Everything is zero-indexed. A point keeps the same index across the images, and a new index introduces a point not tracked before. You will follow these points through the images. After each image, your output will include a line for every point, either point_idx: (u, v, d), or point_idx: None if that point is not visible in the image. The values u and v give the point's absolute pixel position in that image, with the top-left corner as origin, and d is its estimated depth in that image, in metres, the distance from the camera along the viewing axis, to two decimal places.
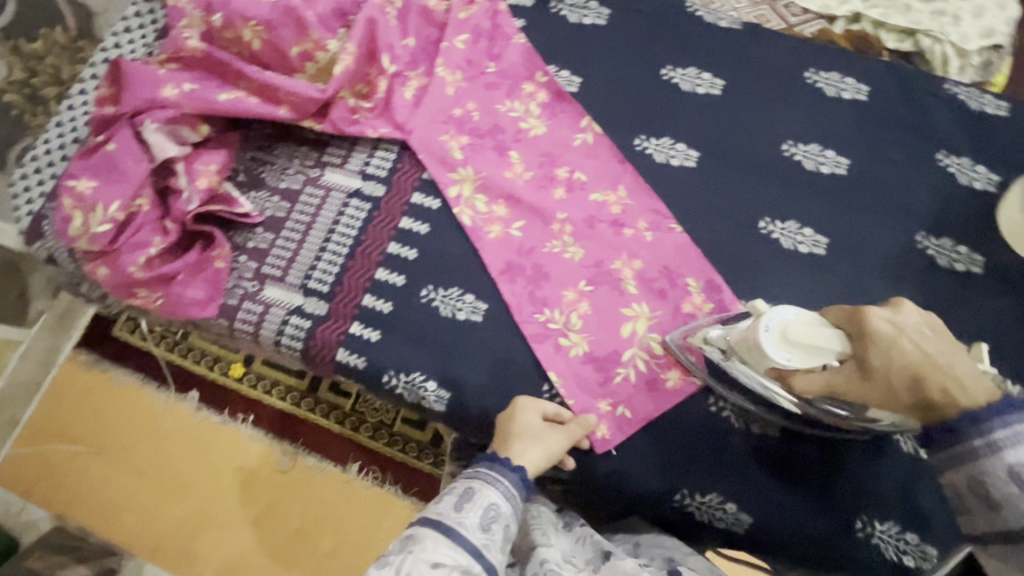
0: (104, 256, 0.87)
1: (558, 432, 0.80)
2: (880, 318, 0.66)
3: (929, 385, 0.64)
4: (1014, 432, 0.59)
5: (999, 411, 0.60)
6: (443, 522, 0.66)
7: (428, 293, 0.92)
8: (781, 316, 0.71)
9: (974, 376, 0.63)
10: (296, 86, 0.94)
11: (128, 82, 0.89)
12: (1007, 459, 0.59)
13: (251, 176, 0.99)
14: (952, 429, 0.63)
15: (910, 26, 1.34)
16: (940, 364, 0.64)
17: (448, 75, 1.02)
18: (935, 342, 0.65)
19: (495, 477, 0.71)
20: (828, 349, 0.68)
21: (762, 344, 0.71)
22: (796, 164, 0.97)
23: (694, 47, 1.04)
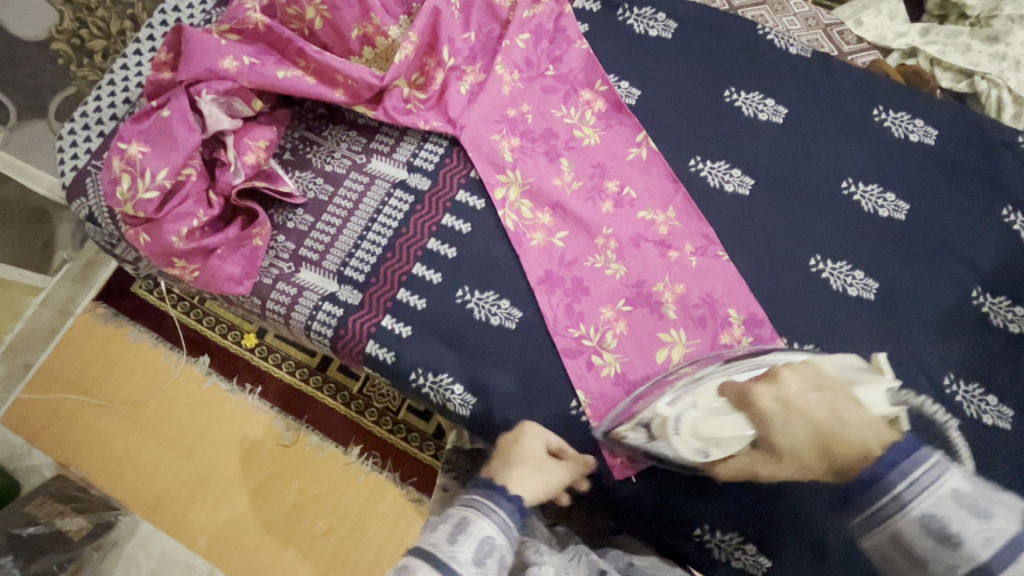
0: (148, 223, 0.85)
1: (557, 466, 0.73)
2: (764, 396, 0.64)
3: (835, 452, 0.59)
4: (910, 479, 0.52)
5: (892, 463, 0.54)
6: (433, 556, 0.52)
7: (463, 294, 0.91)
8: (688, 413, 0.70)
9: (866, 425, 0.58)
10: (354, 70, 0.92)
11: (187, 50, 0.87)
12: (913, 513, 0.52)
13: (298, 156, 0.98)
14: (858, 490, 0.56)
15: (969, 67, 1.31)
16: (834, 429, 0.59)
17: (506, 74, 1.00)
18: (821, 405, 0.61)
19: (491, 506, 0.58)
20: (739, 437, 0.66)
21: (680, 446, 0.70)
22: (854, 204, 0.94)
23: (758, 70, 1.01)
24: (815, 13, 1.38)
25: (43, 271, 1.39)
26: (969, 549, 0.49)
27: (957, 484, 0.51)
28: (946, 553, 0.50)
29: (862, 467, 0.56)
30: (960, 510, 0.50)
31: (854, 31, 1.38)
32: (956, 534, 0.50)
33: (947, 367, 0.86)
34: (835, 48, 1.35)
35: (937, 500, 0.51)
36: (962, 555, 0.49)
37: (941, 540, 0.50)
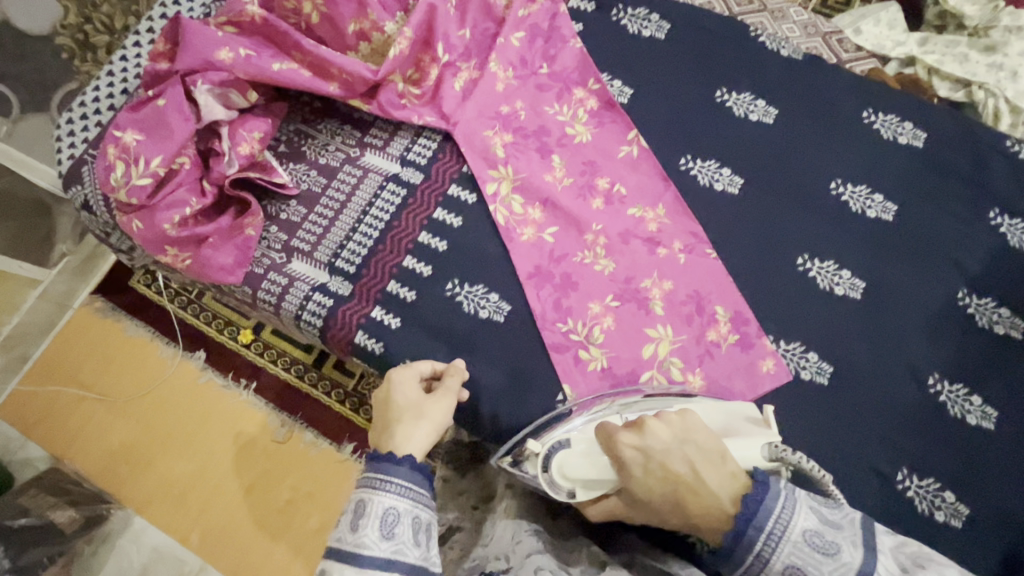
0: (140, 210, 0.85)
1: (437, 399, 0.74)
2: (628, 446, 0.63)
3: (691, 509, 0.60)
4: (768, 532, 0.56)
5: (749, 519, 0.56)
6: (344, 551, 0.58)
7: (453, 287, 0.92)
8: (558, 453, 0.72)
9: (723, 483, 0.60)
10: (349, 64, 0.92)
11: (184, 40, 0.87)
12: (778, 565, 0.55)
13: (292, 148, 0.99)
14: (723, 548, 0.59)
15: (966, 76, 1.32)
16: (693, 486, 0.60)
17: (500, 71, 1.01)
18: (682, 461, 0.61)
19: (382, 481, 0.62)
20: (602, 479, 0.68)
21: (547, 484, 0.72)
22: (842, 205, 0.94)
23: (751, 72, 1.02)
24: (815, 21, 1.40)
25: (42, 264, 1.38)
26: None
27: (806, 526, 0.56)
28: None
29: (722, 523, 0.59)
30: (812, 552, 0.55)
31: (852, 39, 1.40)
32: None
33: (931, 367, 0.86)
34: (834, 55, 1.37)
35: (794, 547, 0.55)
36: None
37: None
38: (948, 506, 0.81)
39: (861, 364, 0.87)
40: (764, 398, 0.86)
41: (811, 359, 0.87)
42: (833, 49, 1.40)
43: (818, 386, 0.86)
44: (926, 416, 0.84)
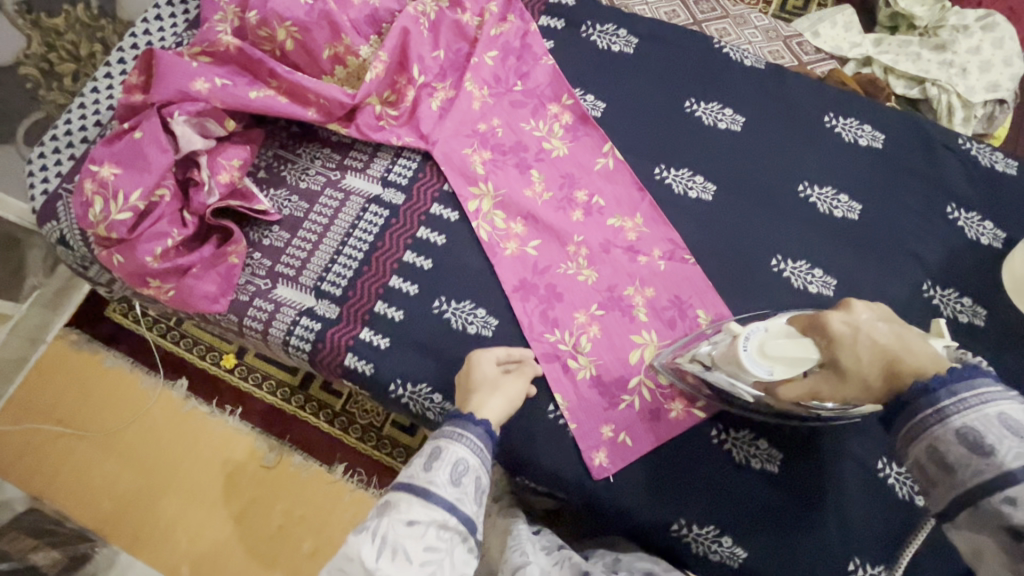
0: (120, 244, 0.83)
1: (512, 378, 0.83)
2: (840, 320, 0.64)
3: (903, 375, 0.62)
4: (960, 396, 0.58)
5: (945, 380, 0.59)
6: (416, 483, 0.66)
7: (440, 305, 0.93)
8: (757, 332, 0.69)
9: (930, 353, 0.62)
10: (326, 89, 0.93)
11: (159, 72, 0.86)
12: (954, 424, 0.57)
13: (272, 175, 0.99)
14: (904, 404, 0.61)
15: (919, 74, 1.40)
16: (901, 352, 0.62)
17: (475, 90, 1.03)
18: (890, 333, 0.63)
19: (459, 433, 0.71)
20: (809, 358, 0.64)
21: (744, 359, 0.68)
22: (810, 206, 0.98)
23: (719, 82, 1.06)
24: (774, 26, 1.46)
25: (15, 299, 1.35)
26: (998, 457, 0.54)
27: (1003, 409, 0.56)
28: (976, 458, 0.55)
29: (922, 382, 0.60)
30: (997, 425, 0.55)
31: (812, 42, 1.46)
32: (991, 444, 0.55)
33: None
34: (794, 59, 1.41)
35: (979, 415, 0.56)
36: (989, 461, 0.54)
37: (974, 446, 0.55)
38: None
39: None
40: None
41: None
42: (793, 53, 1.45)
43: None
44: None
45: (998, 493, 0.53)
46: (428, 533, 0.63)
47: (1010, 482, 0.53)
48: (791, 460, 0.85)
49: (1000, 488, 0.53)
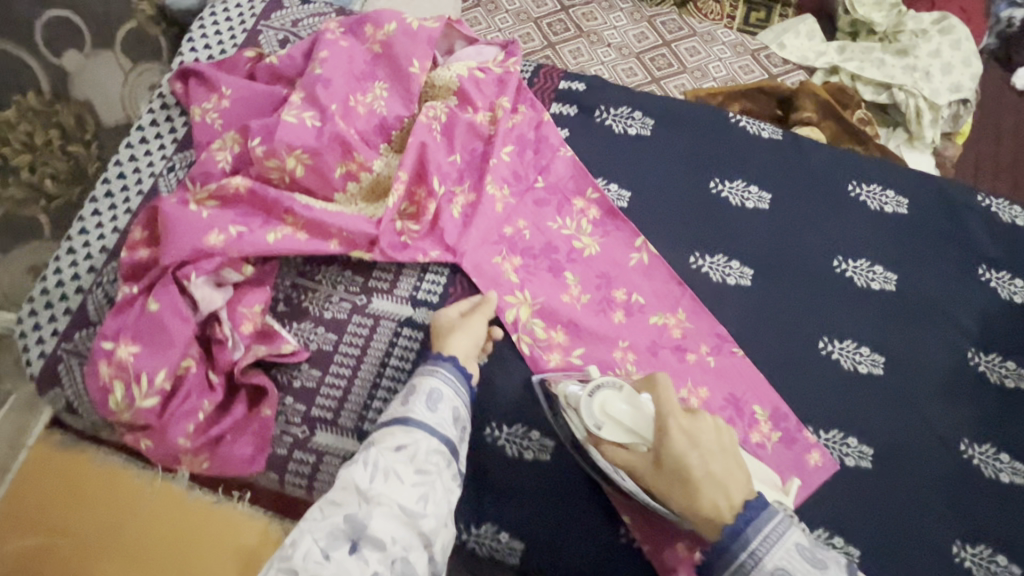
0: (149, 429, 0.77)
1: (476, 316, 0.88)
2: (677, 428, 0.72)
3: (701, 497, 0.69)
4: (761, 534, 0.66)
5: (748, 521, 0.67)
6: (398, 417, 0.75)
7: (492, 432, 0.89)
8: (606, 392, 0.79)
9: (736, 485, 0.70)
10: (350, 222, 0.88)
11: (169, 230, 0.80)
12: (768, 564, 0.65)
13: (293, 306, 0.92)
14: (721, 546, 0.68)
15: (885, 80, 1.65)
16: (715, 480, 0.70)
17: (497, 191, 0.99)
18: (717, 461, 0.71)
19: (433, 368, 0.80)
20: (636, 429, 0.77)
21: (586, 407, 0.79)
22: (847, 281, 0.98)
23: (741, 159, 1.04)
24: (742, 41, 1.70)
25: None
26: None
27: (798, 540, 0.66)
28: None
29: (725, 519, 0.68)
30: (800, 559, 0.65)
31: (779, 54, 1.70)
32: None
33: (960, 433, 0.90)
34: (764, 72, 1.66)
35: (784, 552, 0.65)
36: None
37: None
38: (1004, 570, 0.84)
39: (895, 439, 0.90)
40: (815, 493, 0.88)
41: (851, 444, 0.90)
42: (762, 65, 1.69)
43: (863, 471, 0.89)
44: (963, 481, 0.88)
45: None
46: (414, 456, 0.72)
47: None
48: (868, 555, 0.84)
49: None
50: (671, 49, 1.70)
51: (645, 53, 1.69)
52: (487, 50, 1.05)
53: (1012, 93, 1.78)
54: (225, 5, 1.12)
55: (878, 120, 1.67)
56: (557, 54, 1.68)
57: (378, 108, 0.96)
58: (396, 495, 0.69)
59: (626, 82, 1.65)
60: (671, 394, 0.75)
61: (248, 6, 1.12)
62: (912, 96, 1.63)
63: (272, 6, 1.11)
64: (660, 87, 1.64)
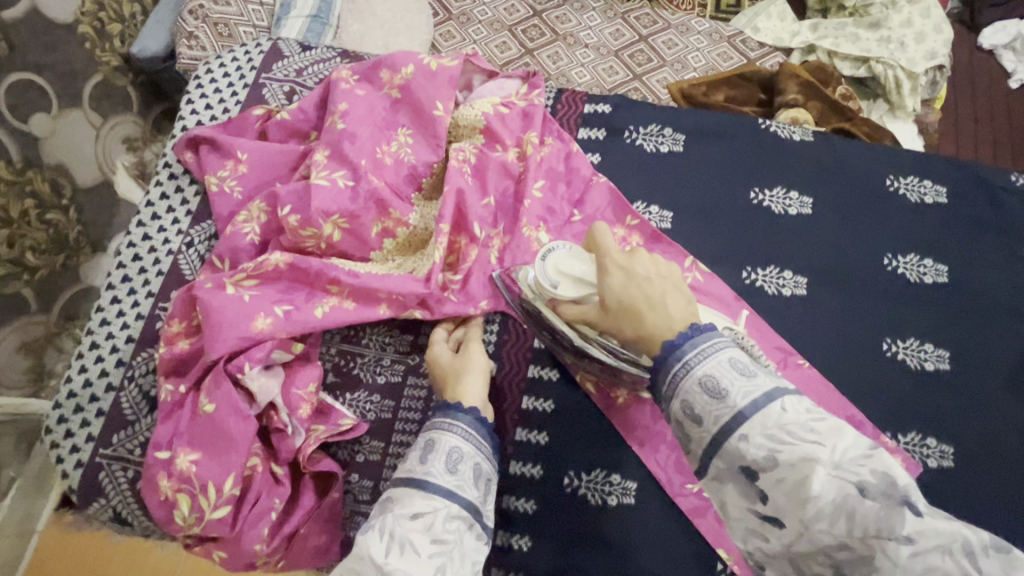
0: (220, 539, 0.72)
1: (475, 350, 0.81)
2: (613, 267, 0.67)
3: (646, 323, 0.62)
4: (698, 348, 0.57)
5: (688, 337, 0.58)
6: (413, 477, 0.64)
7: (571, 481, 0.85)
8: (557, 251, 0.78)
9: (682, 312, 0.61)
10: (398, 283, 0.83)
11: (211, 320, 0.74)
12: (698, 375, 0.55)
13: (342, 375, 0.86)
14: (659, 361, 0.59)
15: (862, 54, 1.65)
16: (654, 305, 0.62)
17: (533, 231, 0.94)
18: (657, 287, 0.64)
19: (450, 423, 0.69)
20: (589, 279, 0.75)
21: (541, 272, 0.78)
22: (900, 278, 0.97)
23: (778, 167, 1.03)
24: (717, 29, 1.69)
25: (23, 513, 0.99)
26: (731, 399, 0.53)
27: (735, 354, 0.56)
28: (714, 404, 0.54)
29: (664, 337, 0.60)
30: (731, 371, 0.55)
31: (754, 38, 1.69)
32: (724, 387, 0.54)
33: None
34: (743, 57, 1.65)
35: (715, 363, 0.55)
36: (725, 405, 0.53)
37: (711, 392, 0.54)
38: None
39: (974, 434, 0.89)
40: None
41: (932, 445, 0.88)
42: (739, 50, 1.68)
43: (947, 471, 0.87)
44: None
45: (734, 434, 0.52)
46: (432, 522, 0.59)
47: (742, 420, 0.52)
48: None
49: (735, 428, 0.52)
50: (648, 43, 1.67)
51: (623, 50, 1.65)
52: (509, 83, 1.02)
53: (982, 53, 1.81)
54: (221, 62, 1.07)
55: (859, 93, 1.68)
56: (537, 60, 1.63)
57: (406, 156, 0.92)
58: (414, 569, 0.56)
59: (608, 82, 1.62)
60: (609, 238, 0.70)
61: (246, 59, 1.06)
62: (890, 68, 1.63)
63: (273, 57, 1.06)
64: (643, 83, 1.62)
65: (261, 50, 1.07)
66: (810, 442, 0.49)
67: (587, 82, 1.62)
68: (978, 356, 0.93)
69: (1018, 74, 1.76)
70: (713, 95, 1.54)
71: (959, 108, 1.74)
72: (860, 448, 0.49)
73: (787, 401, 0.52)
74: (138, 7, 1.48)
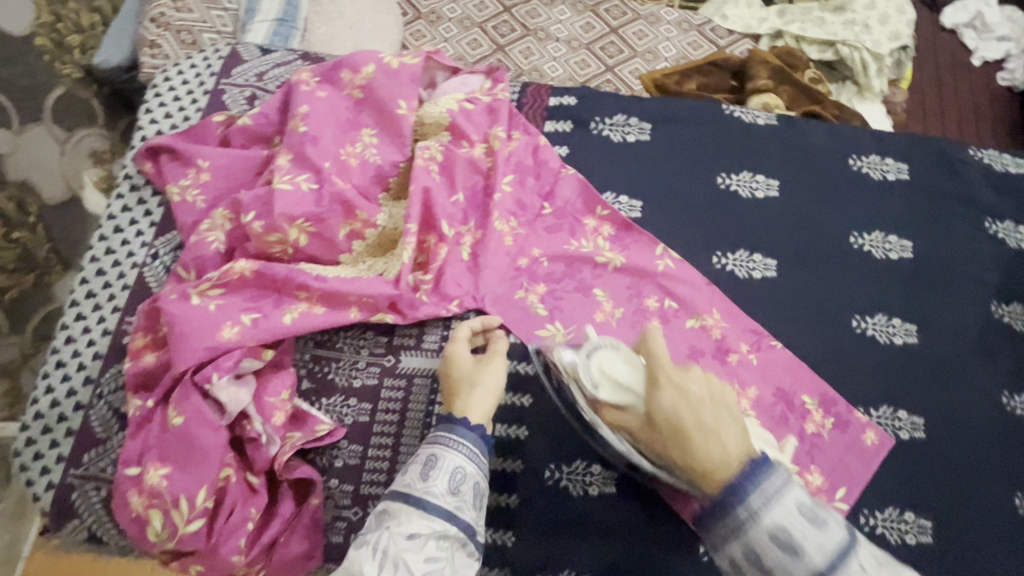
0: (197, 553, 0.71)
1: (495, 363, 0.80)
2: (665, 390, 0.63)
3: (699, 456, 0.58)
4: (762, 492, 0.54)
5: (749, 477, 0.55)
6: (413, 493, 0.65)
7: (552, 473, 0.85)
8: (602, 352, 0.73)
9: (738, 447, 0.57)
10: (368, 285, 0.82)
11: (176, 331, 0.73)
12: (767, 524, 0.53)
13: (318, 381, 0.85)
14: (717, 502, 0.56)
15: (829, 37, 1.67)
16: (704, 429, 0.59)
17: (504, 225, 0.95)
18: (709, 412, 0.60)
19: (456, 441, 0.70)
20: (634, 386, 0.70)
21: (582, 368, 0.72)
22: (866, 255, 0.98)
23: (744, 151, 1.04)
24: (686, 18, 1.69)
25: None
26: (808, 557, 0.51)
27: (799, 496, 0.54)
28: (789, 560, 0.52)
29: (721, 475, 0.56)
30: (803, 521, 0.52)
31: (723, 26, 1.70)
32: (799, 543, 0.52)
33: (1000, 386, 0.92)
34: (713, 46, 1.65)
35: (784, 511, 0.53)
36: (800, 562, 0.51)
37: (786, 548, 0.52)
38: None
39: (944, 404, 0.91)
40: (879, 472, 0.87)
41: (903, 417, 0.90)
42: (709, 39, 1.68)
43: (919, 442, 0.89)
44: (1012, 434, 0.90)
45: None
46: (428, 543, 0.61)
47: None
48: (940, 524, 0.85)
49: None
50: (619, 34, 1.67)
51: (594, 43, 1.66)
52: (472, 79, 1.02)
53: (945, 32, 1.85)
54: (179, 69, 1.05)
55: (828, 75, 1.70)
56: (508, 56, 1.63)
57: (371, 157, 0.91)
58: None
59: (581, 75, 1.62)
60: (660, 349, 0.67)
61: (204, 66, 1.05)
62: (856, 50, 1.66)
63: (232, 62, 1.05)
64: (616, 75, 1.62)
65: (220, 55, 1.06)
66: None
67: (559, 76, 1.61)
68: (944, 328, 0.95)
69: (980, 51, 1.80)
70: (685, 86, 1.55)
71: (925, 87, 1.77)
72: None
73: (859, 556, 0.51)
74: (97, 18, 1.45)
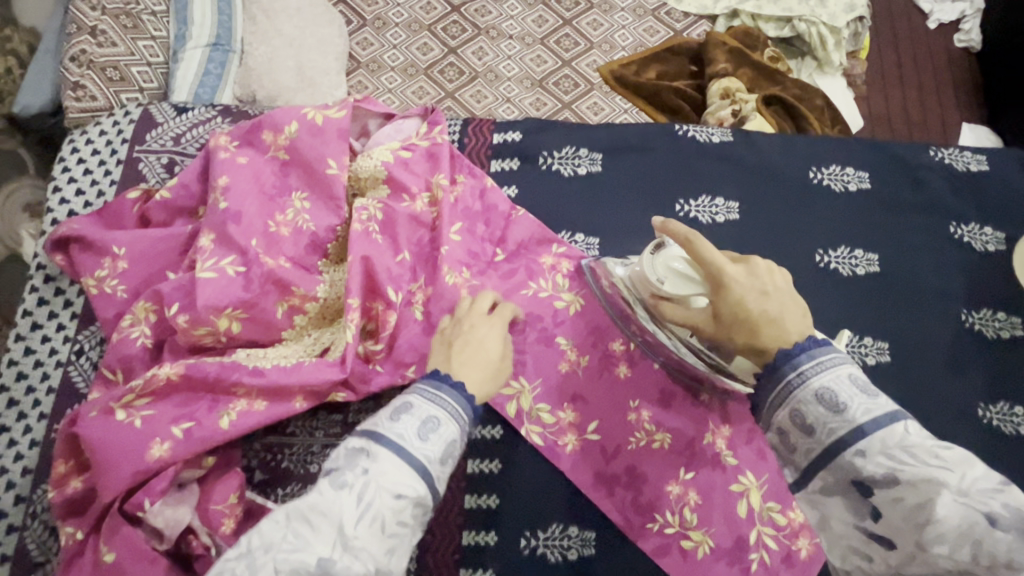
0: None
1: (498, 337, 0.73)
2: (737, 277, 0.65)
3: (762, 336, 0.61)
4: (816, 358, 0.57)
5: (804, 348, 0.59)
6: (404, 451, 0.56)
7: (528, 542, 0.81)
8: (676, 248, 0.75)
9: (797, 324, 0.61)
10: (311, 372, 0.76)
11: (99, 457, 0.68)
12: (814, 385, 0.56)
13: (271, 471, 0.78)
14: (772, 366, 0.59)
15: (784, 14, 1.63)
16: (772, 318, 0.61)
17: (457, 277, 0.88)
18: (775, 302, 0.62)
19: (457, 410, 0.61)
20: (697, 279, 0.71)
21: (648, 266, 0.75)
22: (833, 273, 0.95)
23: (701, 175, 0.99)
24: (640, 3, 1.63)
25: None
26: (851, 414, 0.53)
27: (853, 371, 0.56)
28: (831, 417, 0.54)
29: (779, 348, 0.60)
30: (850, 386, 0.55)
31: (678, 7, 1.64)
32: (843, 402, 0.54)
33: (975, 398, 0.90)
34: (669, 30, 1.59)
35: (834, 376, 0.56)
36: (842, 418, 0.53)
37: (828, 406, 0.54)
38: None
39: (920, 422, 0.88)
40: None
41: None
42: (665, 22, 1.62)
43: None
44: (993, 446, 0.88)
45: (848, 449, 0.53)
46: (408, 508, 0.55)
47: (860, 436, 0.52)
48: None
49: (852, 443, 0.52)
50: (574, 26, 1.59)
51: (548, 37, 1.57)
52: (406, 124, 0.96)
53: None
54: (87, 138, 0.96)
55: (787, 53, 1.65)
56: (462, 58, 1.53)
57: (304, 223, 0.84)
58: (372, 550, 0.52)
59: (537, 71, 1.53)
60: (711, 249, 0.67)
61: (115, 132, 0.96)
62: (813, 25, 1.61)
63: (144, 125, 0.96)
64: (574, 69, 1.54)
65: (130, 118, 0.97)
66: (935, 465, 0.49)
67: (515, 75, 1.52)
68: (914, 343, 0.92)
69: (934, 14, 1.75)
70: (646, 74, 1.52)
71: (884, 51, 1.71)
72: (991, 481, 0.48)
73: (911, 423, 0.52)
74: (14, 60, 1.32)
